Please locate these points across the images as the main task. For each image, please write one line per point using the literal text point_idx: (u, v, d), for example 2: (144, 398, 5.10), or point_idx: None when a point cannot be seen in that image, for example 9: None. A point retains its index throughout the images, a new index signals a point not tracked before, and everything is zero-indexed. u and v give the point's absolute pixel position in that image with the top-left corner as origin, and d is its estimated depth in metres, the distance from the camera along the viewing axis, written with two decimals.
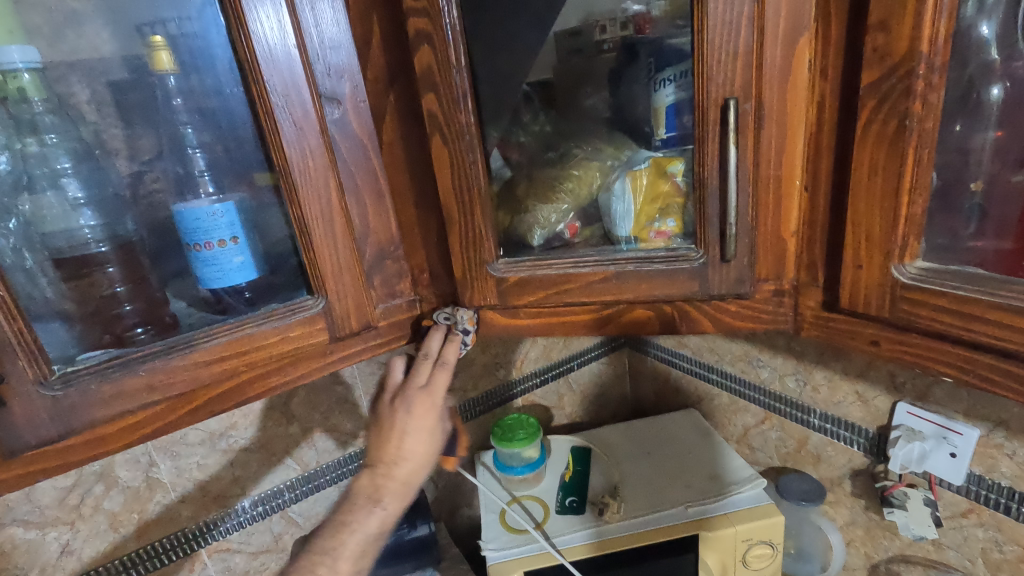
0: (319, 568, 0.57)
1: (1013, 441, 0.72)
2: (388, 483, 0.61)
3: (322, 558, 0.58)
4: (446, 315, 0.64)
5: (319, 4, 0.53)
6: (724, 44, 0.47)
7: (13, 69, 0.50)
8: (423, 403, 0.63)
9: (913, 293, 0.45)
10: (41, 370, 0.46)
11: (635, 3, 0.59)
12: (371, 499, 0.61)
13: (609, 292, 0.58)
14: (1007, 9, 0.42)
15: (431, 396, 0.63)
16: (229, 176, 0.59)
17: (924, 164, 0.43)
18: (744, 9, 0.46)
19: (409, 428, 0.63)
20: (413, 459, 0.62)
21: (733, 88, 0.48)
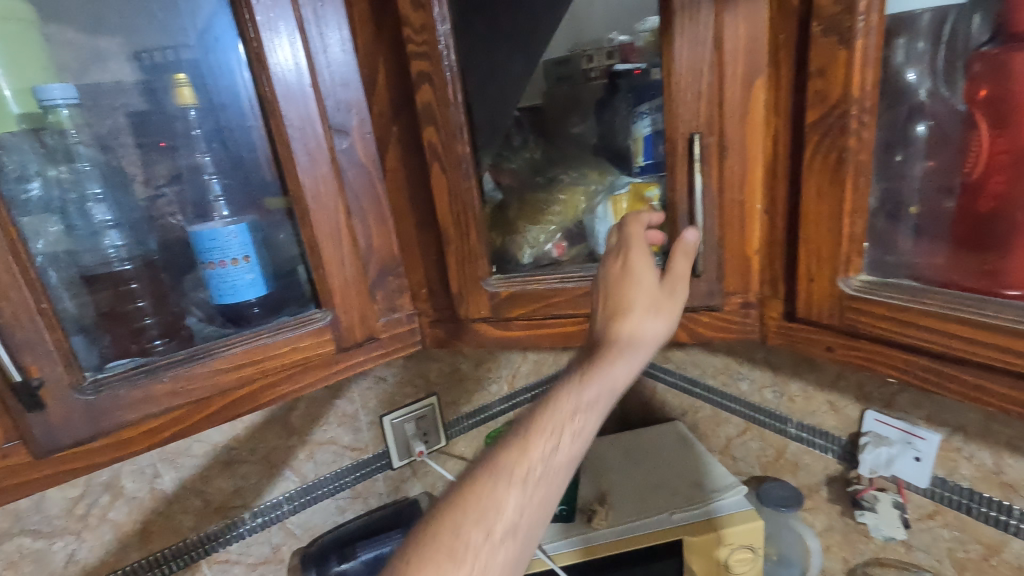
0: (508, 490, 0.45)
1: (970, 445, 0.78)
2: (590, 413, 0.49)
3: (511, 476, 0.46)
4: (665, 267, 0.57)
5: (331, 46, 0.59)
6: (689, 85, 0.53)
7: (53, 104, 0.55)
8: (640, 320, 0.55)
9: (858, 302, 0.51)
10: (76, 376, 0.51)
11: (622, 33, 0.64)
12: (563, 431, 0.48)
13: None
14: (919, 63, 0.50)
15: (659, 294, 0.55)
16: (241, 199, 0.65)
17: (862, 191, 0.50)
18: (704, 54, 0.52)
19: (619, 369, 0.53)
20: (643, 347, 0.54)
21: (698, 123, 0.54)
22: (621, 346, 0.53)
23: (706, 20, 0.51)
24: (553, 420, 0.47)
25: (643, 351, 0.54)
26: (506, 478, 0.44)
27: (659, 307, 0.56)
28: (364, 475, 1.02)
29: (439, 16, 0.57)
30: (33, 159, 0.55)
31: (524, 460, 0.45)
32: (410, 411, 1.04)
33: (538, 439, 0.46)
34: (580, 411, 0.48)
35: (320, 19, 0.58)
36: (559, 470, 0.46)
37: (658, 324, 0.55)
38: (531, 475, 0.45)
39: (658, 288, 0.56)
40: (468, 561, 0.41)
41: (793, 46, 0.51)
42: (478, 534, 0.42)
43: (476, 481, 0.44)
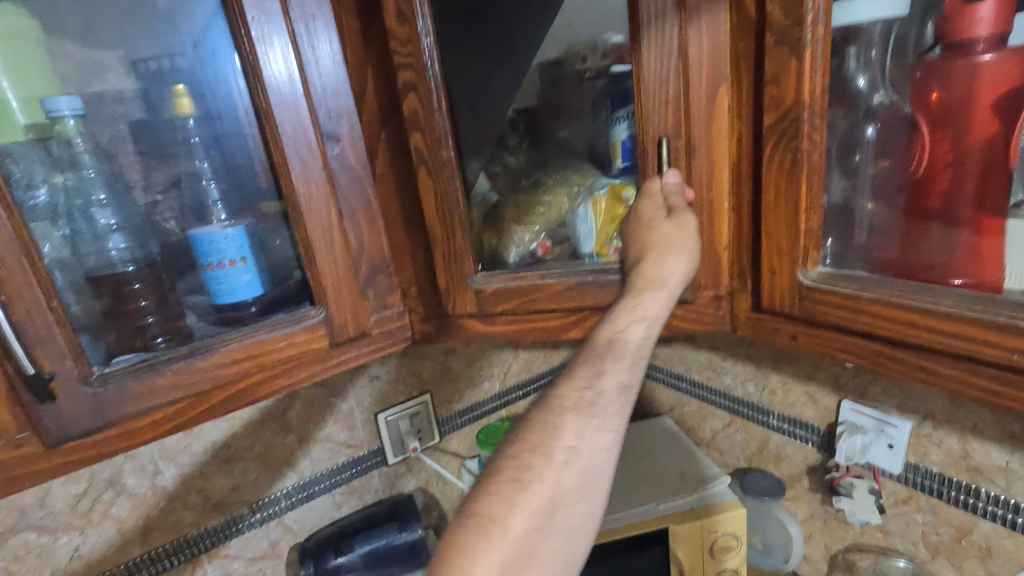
0: (560, 422, 0.50)
1: (939, 431, 0.81)
2: (621, 348, 0.55)
3: (563, 413, 0.50)
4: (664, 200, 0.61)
5: (320, 57, 0.62)
6: (657, 92, 0.57)
7: (60, 115, 0.59)
8: (662, 250, 0.59)
9: (814, 292, 0.55)
10: (85, 369, 0.54)
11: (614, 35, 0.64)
12: (595, 369, 0.53)
13: (574, 299, 0.67)
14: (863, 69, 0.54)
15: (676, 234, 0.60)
16: (238, 203, 0.68)
17: (816, 189, 0.53)
18: (670, 65, 0.56)
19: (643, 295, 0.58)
20: (668, 285, 0.59)
21: (666, 128, 0.58)
22: (652, 279, 0.58)
23: (671, 33, 0.55)
24: (592, 353, 0.54)
25: (667, 287, 0.59)
26: (558, 408, 0.51)
27: (672, 241, 0.59)
28: (359, 472, 1.05)
29: (423, 31, 0.61)
30: (40, 166, 0.58)
31: (571, 397, 0.51)
32: (404, 408, 1.07)
33: (581, 372, 0.53)
34: (621, 338, 0.55)
35: (311, 31, 0.61)
36: (605, 398, 0.52)
37: (678, 254, 0.60)
38: (583, 402, 0.51)
39: (671, 225, 0.60)
40: (534, 481, 0.47)
41: (752, 55, 0.55)
42: (539, 460, 0.48)
43: (536, 416, 0.51)
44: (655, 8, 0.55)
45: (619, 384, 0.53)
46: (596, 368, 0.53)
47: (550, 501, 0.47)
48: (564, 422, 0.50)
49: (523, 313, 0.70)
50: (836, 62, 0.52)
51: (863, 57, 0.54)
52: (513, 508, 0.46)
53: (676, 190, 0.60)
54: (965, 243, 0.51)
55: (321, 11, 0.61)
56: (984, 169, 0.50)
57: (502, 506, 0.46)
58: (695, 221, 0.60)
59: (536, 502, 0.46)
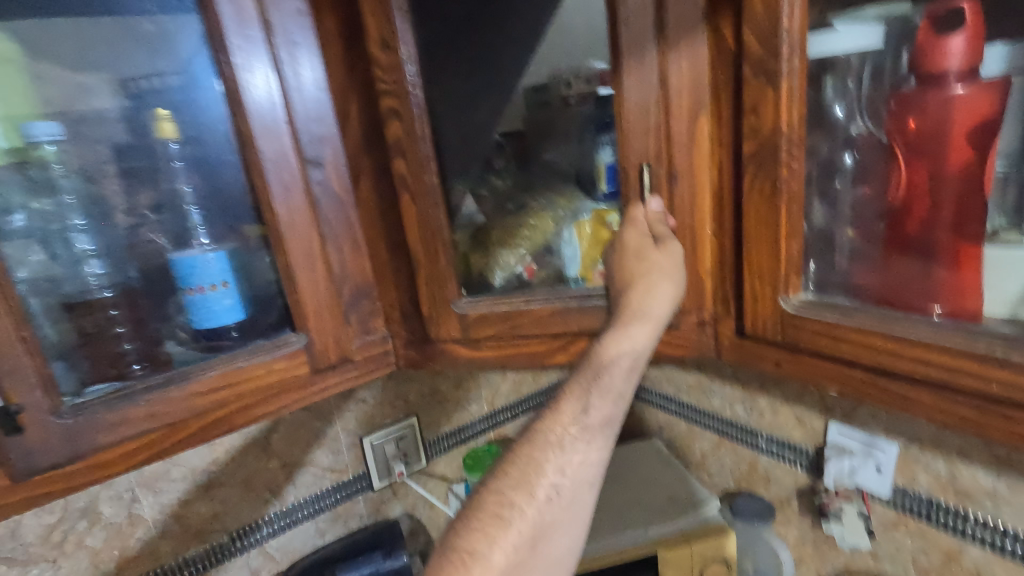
0: (543, 457, 0.48)
1: (925, 454, 0.80)
2: (609, 380, 0.52)
3: (547, 448, 0.49)
4: (652, 225, 0.60)
5: (303, 81, 0.62)
6: (639, 119, 0.57)
7: (38, 140, 0.59)
8: (647, 276, 0.58)
9: (796, 319, 0.55)
10: (55, 401, 0.53)
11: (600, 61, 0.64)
12: (580, 401, 0.51)
13: (561, 323, 0.67)
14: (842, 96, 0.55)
15: (663, 262, 0.59)
16: (219, 227, 0.67)
17: (796, 216, 0.54)
18: (649, 94, 0.57)
19: (632, 325, 0.56)
20: (655, 315, 0.58)
21: (648, 154, 0.59)
22: (638, 310, 0.57)
23: (649, 62, 0.56)
24: (577, 386, 0.52)
25: (655, 318, 0.58)
26: (542, 443, 0.49)
27: (659, 270, 0.59)
28: (344, 497, 1.03)
29: (406, 56, 0.62)
30: (18, 191, 0.58)
31: (556, 433, 0.49)
32: (390, 432, 1.05)
33: (565, 406, 0.51)
34: (607, 371, 0.53)
35: (293, 55, 0.61)
36: (589, 432, 0.50)
37: (665, 282, 0.59)
38: (567, 438, 0.50)
39: (658, 253, 0.59)
40: (516, 518, 0.45)
41: (731, 84, 0.55)
42: (521, 496, 0.46)
43: (519, 451, 0.49)
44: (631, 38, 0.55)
45: (603, 421, 0.52)
46: (582, 402, 0.51)
47: (532, 536, 0.46)
48: (547, 456, 0.48)
49: (508, 337, 0.70)
50: (813, 91, 0.53)
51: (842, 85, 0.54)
52: (495, 546, 0.44)
53: (659, 217, 0.60)
54: (942, 269, 0.52)
55: (305, 38, 0.61)
56: (959, 197, 0.52)
57: (484, 544, 0.44)
58: (680, 249, 0.60)
59: (517, 539, 0.45)
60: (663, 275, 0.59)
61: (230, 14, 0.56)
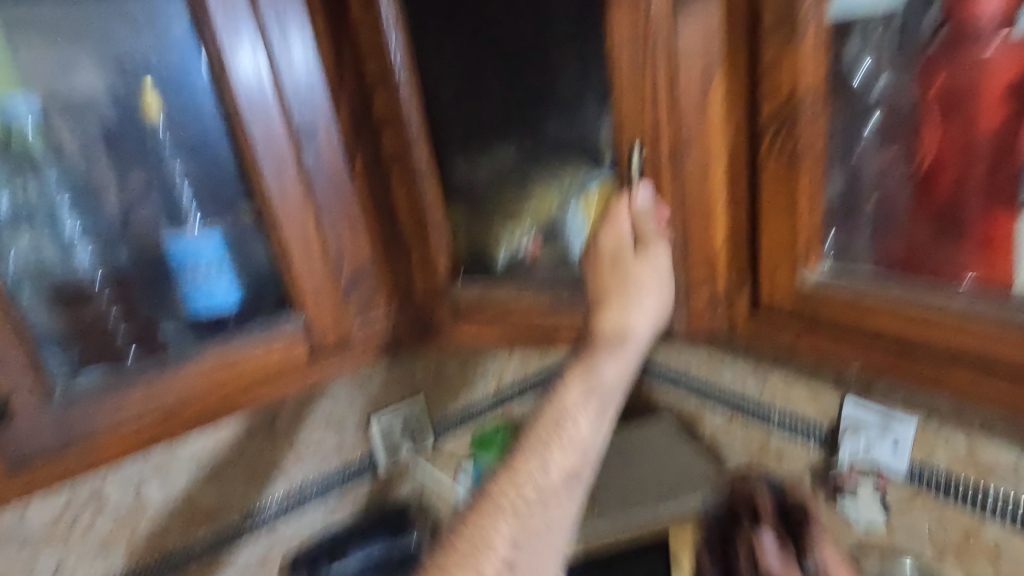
0: (565, 432, 0.45)
1: (943, 429, 0.76)
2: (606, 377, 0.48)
3: (567, 424, 0.45)
4: (640, 223, 0.55)
5: (292, 49, 0.58)
6: (633, 85, 0.55)
7: (18, 116, 0.56)
8: (624, 283, 0.53)
9: (816, 294, 0.53)
10: (45, 385, 0.52)
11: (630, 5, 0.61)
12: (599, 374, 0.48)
13: (552, 314, 0.68)
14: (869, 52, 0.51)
15: (643, 274, 0.54)
16: (210, 207, 0.64)
17: (815, 183, 0.51)
18: (659, 57, 0.53)
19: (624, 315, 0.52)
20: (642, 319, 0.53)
21: (642, 128, 0.56)
22: (618, 326, 0.51)
23: (657, 24, 0.52)
24: (583, 373, 0.48)
25: (637, 338, 0.52)
26: (564, 422, 0.45)
27: (641, 285, 0.53)
28: (352, 478, 1.01)
29: (390, 26, 0.60)
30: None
31: (561, 428, 0.45)
32: (396, 411, 1.04)
33: (569, 390, 0.48)
34: (602, 378, 0.48)
35: (281, 22, 0.57)
36: (590, 436, 0.47)
37: (645, 300, 0.53)
38: (567, 421, 0.45)
39: (635, 263, 0.54)
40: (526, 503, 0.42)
41: (746, 42, 0.51)
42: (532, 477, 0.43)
43: (527, 440, 0.45)
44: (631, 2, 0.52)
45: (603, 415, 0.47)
46: (584, 397, 0.47)
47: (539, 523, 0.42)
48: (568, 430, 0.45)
49: (508, 322, 0.70)
50: (837, 45, 0.49)
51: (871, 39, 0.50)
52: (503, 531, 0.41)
53: (646, 209, 0.56)
54: (971, 238, 0.49)
55: (291, 1, 0.57)
56: (993, 160, 0.48)
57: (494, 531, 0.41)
58: (664, 261, 0.54)
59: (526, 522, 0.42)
60: (653, 277, 0.54)
61: None
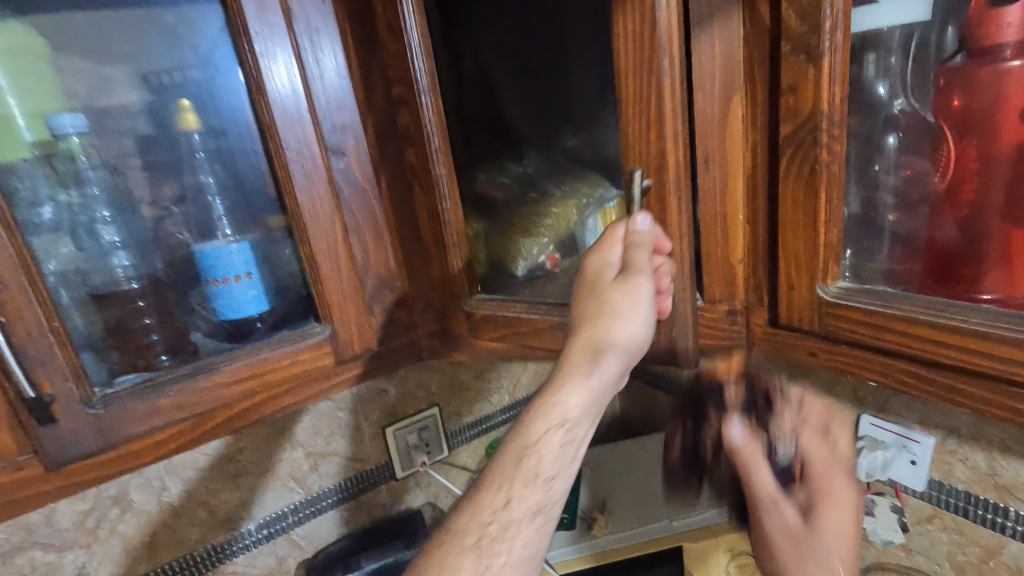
0: (528, 461, 0.55)
1: (964, 448, 0.73)
2: (571, 406, 0.57)
3: (529, 455, 0.55)
4: (637, 239, 0.55)
5: (326, 69, 0.62)
6: (637, 114, 0.52)
7: (64, 132, 0.59)
8: (598, 306, 0.56)
9: (835, 308, 0.53)
10: (86, 390, 0.53)
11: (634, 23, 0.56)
12: (560, 410, 0.56)
13: (558, 338, 0.65)
14: (884, 74, 0.52)
15: (623, 300, 0.54)
16: (242, 218, 0.67)
17: (836, 202, 0.51)
18: (669, 77, 0.49)
19: (595, 344, 0.56)
20: (615, 348, 0.56)
21: (648, 158, 0.53)
22: (587, 354, 0.56)
23: (663, 40, 0.48)
24: (552, 406, 0.56)
25: (602, 365, 0.56)
26: (529, 451, 0.55)
27: (617, 311, 0.54)
28: (367, 486, 1.03)
29: (413, 45, 0.61)
30: (45, 184, 0.57)
31: (522, 466, 0.54)
32: (413, 421, 1.06)
33: (540, 420, 0.56)
34: (569, 408, 0.57)
35: (316, 45, 0.61)
36: (560, 456, 0.56)
37: (618, 326, 0.55)
38: (528, 458, 0.55)
39: (615, 288, 0.55)
40: (494, 523, 0.53)
41: (766, 63, 0.53)
42: (499, 503, 0.53)
43: (497, 471, 0.55)
44: (634, 32, 0.50)
45: (562, 448, 0.56)
46: (543, 434, 0.56)
47: (507, 545, 0.52)
48: (530, 462, 0.55)
49: (522, 336, 0.68)
50: (855, 67, 0.50)
51: (889, 63, 0.52)
52: (477, 551, 0.51)
53: (643, 232, 0.55)
54: (993, 257, 0.49)
55: (326, 24, 0.61)
56: (1010, 181, 0.48)
57: (466, 549, 0.51)
58: (646, 285, 0.54)
59: (494, 544, 0.52)
60: (636, 301, 0.55)
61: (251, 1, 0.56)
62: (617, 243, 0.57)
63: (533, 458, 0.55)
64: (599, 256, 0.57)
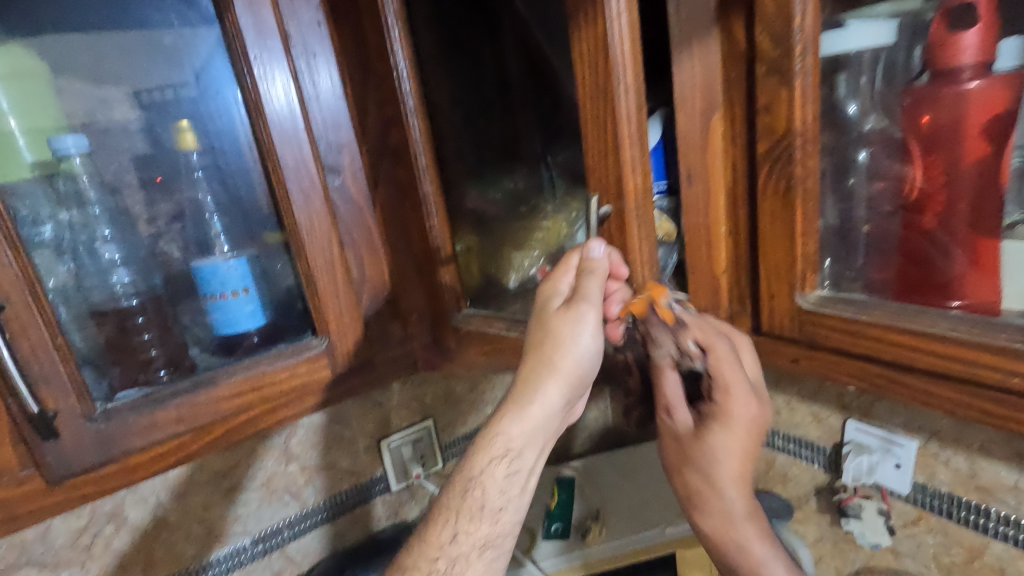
0: (473, 495, 0.59)
1: (945, 450, 0.75)
2: (514, 439, 0.59)
3: (473, 489, 0.59)
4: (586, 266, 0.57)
5: (320, 91, 0.64)
6: (598, 138, 0.54)
7: (66, 153, 0.59)
8: (546, 333, 0.58)
9: (814, 316, 0.55)
10: (88, 406, 0.54)
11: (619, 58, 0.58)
12: (505, 443, 0.59)
13: None
14: (854, 93, 0.55)
15: (568, 327, 0.58)
16: (240, 235, 0.69)
17: (810, 213, 0.54)
18: (624, 104, 0.52)
19: (539, 373, 0.59)
20: (559, 375, 0.59)
21: (608, 182, 0.55)
22: (532, 383, 0.59)
23: (619, 70, 0.50)
24: (494, 440, 0.59)
25: (547, 392, 0.59)
26: (474, 484, 0.59)
27: (558, 338, 0.58)
28: (362, 499, 1.04)
29: (400, 67, 0.63)
30: (45, 203, 0.58)
31: (467, 500, 0.58)
32: (408, 434, 1.06)
33: (483, 454, 0.59)
34: (513, 439, 0.59)
35: (312, 69, 0.64)
36: (506, 486, 0.60)
37: (563, 351, 0.58)
38: (472, 492, 0.58)
39: (562, 315, 0.58)
40: (440, 557, 0.57)
41: (743, 84, 0.56)
42: (446, 538, 0.58)
43: (443, 507, 0.59)
44: (591, 61, 0.52)
45: (506, 479, 0.59)
46: (486, 467, 0.59)
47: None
48: (475, 495, 0.58)
49: (503, 352, 0.69)
50: (826, 88, 0.53)
51: (859, 82, 0.55)
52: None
53: (595, 259, 0.57)
54: (961, 266, 0.52)
55: (323, 49, 0.64)
56: (978, 191, 0.51)
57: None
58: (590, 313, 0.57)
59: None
60: (582, 328, 0.58)
61: (251, 25, 0.57)
62: (568, 272, 0.59)
63: (478, 493, 0.58)
64: (552, 284, 0.60)
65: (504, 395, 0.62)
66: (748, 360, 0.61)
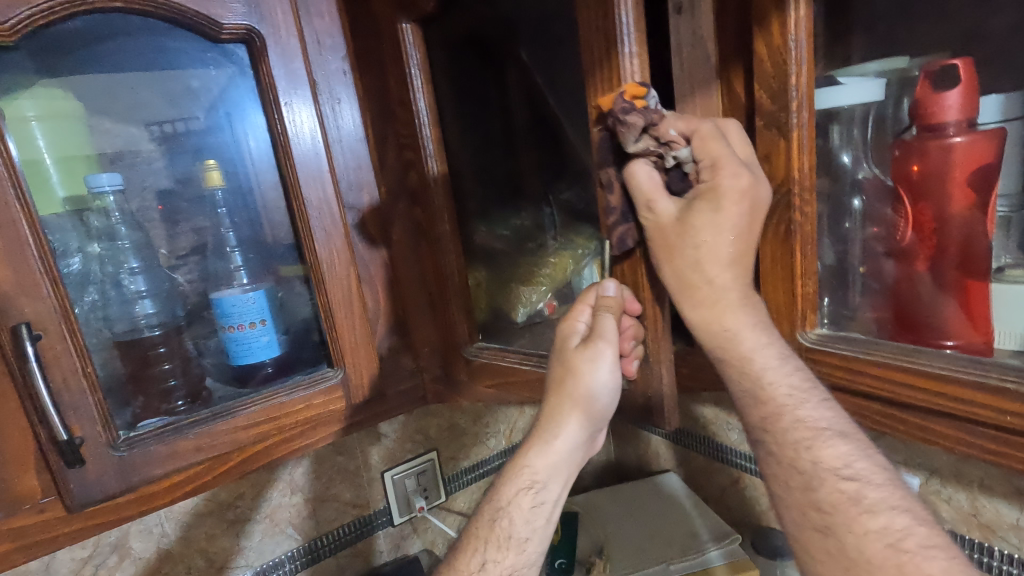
0: (501, 522, 0.65)
1: (947, 487, 0.76)
2: (538, 472, 0.66)
3: (501, 517, 0.65)
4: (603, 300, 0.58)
5: (344, 134, 0.68)
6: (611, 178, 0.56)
7: (101, 190, 0.64)
8: (565, 368, 0.61)
9: (815, 354, 0.57)
10: (112, 434, 0.56)
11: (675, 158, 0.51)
12: (527, 478, 0.66)
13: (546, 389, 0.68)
14: (845, 144, 0.59)
15: (585, 363, 0.59)
16: (258, 268, 0.72)
17: (809, 257, 0.56)
18: None
19: (561, 409, 0.63)
20: (580, 410, 0.63)
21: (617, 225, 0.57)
22: (552, 422, 0.65)
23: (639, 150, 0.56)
24: (522, 472, 0.66)
25: (569, 426, 0.64)
26: (502, 514, 0.65)
27: (573, 370, 0.61)
28: (364, 532, 1.03)
29: (421, 115, 0.68)
30: (76, 237, 0.61)
31: (495, 529, 0.64)
32: (410, 466, 1.06)
33: (511, 486, 0.66)
34: (539, 471, 0.66)
35: (337, 113, 0.67)
36: (534, 516, 0.66)
37: (578, 383, 0.61)
38: (500, 521, 0.65)
39: (581, 350, 0.60)
40: None
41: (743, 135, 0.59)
42: (474, 566, 0.62)
43: (472, 537, 0.64)
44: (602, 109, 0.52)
45: (532, 510, 0.66)
46: (514, 497, 0.66)
47: None
48: (503, 522, 0.65)
49: (512, 386, 0.71)
50: (821, 139, 0.56)
51: (852, 134, 0.59)
52: None
53: (610, 296, 0.58)
54: (950, 308, 0.54)
55: (347, 95, 0.68)
56: (964, 237, 0.54)
57: None
58: (605, 348, 0.58)
59: None
60: (599, 363, 0.59)
61: (282, 75, 0.62)
62: (585, 311, 0.62)
63: (507, 521, 0.65)
64: (572, 322, 0.63)
65: (531, 430, 0.68)
66: (734, 139, 0.53)
